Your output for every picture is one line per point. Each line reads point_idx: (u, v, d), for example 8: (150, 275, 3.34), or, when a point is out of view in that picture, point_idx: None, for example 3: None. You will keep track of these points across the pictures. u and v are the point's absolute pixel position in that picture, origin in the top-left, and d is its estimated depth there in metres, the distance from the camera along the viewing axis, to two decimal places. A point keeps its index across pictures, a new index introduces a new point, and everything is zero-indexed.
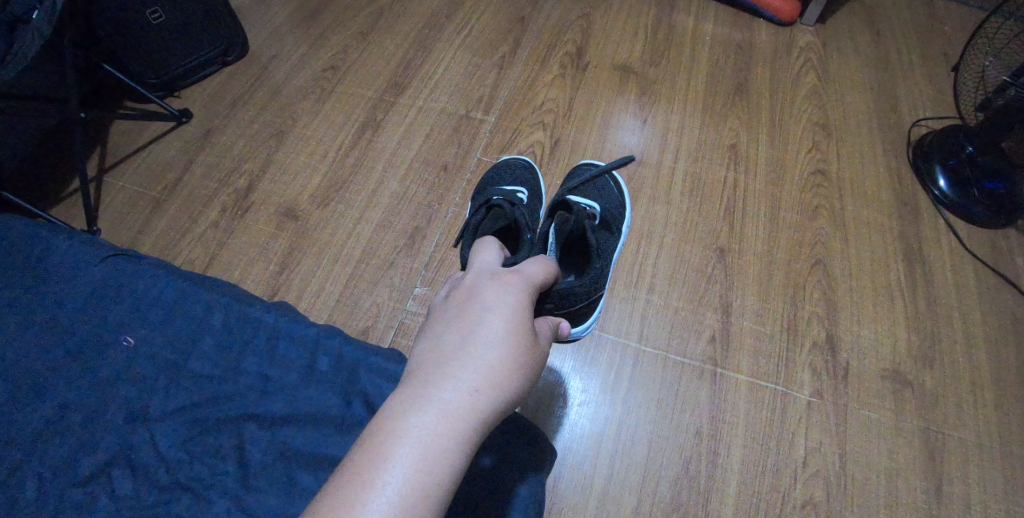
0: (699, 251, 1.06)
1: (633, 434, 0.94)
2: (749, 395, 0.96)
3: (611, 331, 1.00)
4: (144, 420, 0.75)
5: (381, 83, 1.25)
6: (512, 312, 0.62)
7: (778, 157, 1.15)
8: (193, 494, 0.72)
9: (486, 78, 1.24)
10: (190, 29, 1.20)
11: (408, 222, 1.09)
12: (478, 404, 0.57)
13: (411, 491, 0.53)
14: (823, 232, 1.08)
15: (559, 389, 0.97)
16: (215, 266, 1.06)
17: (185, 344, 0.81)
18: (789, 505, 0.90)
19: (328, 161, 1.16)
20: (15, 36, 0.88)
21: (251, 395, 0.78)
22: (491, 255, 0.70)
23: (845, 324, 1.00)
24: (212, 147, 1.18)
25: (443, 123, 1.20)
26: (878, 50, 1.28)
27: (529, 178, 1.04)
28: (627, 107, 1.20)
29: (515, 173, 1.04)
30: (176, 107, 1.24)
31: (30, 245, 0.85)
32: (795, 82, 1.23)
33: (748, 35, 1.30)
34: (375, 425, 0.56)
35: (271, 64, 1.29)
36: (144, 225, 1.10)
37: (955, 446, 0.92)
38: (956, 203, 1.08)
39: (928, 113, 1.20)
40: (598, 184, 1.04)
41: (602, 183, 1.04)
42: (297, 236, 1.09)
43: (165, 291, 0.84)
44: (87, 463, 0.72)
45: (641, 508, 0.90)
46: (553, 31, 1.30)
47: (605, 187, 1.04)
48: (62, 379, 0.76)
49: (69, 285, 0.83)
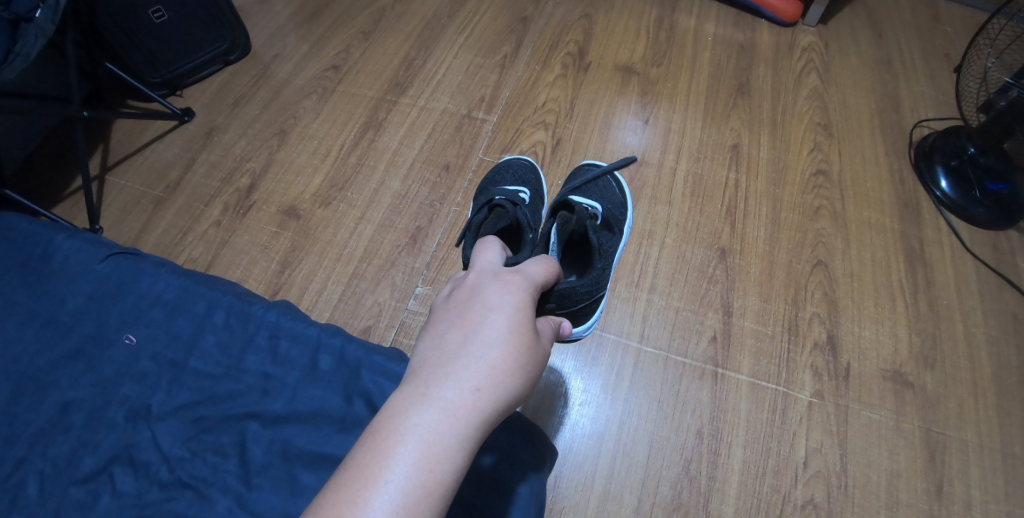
0: (701, 252, 1.06)
1: (634, 434, 0.94)
2: (750, 396, 0.96)
3: (612, 332, 1.00)
4: (147, 418, 0.75)
5: (383, 83, 1.25)
6: (514, 312, 0.62)
7: (780, 157, 1.15)
8: (194, 492, 0.72)
9: (488, 78, 1.25)
10: (192, 28, 1.20)
11: (410, 222, 1.10)
12: (480, 403, 0.57)
13: (412, 489, 0.53)
14: (825, 233, 1.08)
15: (560, 389, 0.97)
16: (217, 265, 1.06)
17: (187, 342, 0.81)
18: (789, 505, 0.90)
19: (330, 161, 1.16)
20: (18, 35, 0.88)
21: (253, 394, 0.78)
22: (493, 254, 0.70)
23: (846, 324, 1.01)
24: (214, 146, 1.18)
25: (444, 123, 1.20)
26: (880, 50, 1.28)
27: (531, 179, 1.05)
28: (629, 107, 1.21)
29: (517, 173, 1.04)
30: (178, 106, 1.24)
31: (33, 244, 0.85)
32: (797, 83, 1.23)
33: (750, 36, 1.30)
34: (376, 423, 0.56)
35: (273, 63, 1.29)
36: (146, 224, 1.10)
37: (956, 447, 0.92)
38: (957, 205, 1.09)
39: (930, 114, 1.20)
40: (600, 185, 1.04)
41: (604, 183, 1.05)
42: (299, 235, 1.09)
43: (168, 289, 0.84)
44: (88, 461, 0.73)
45: (641, 508, 0.90)
46: (554, 32, 1.30)
47: (607, 187, 1.04)
48: (64, 377, 0.77)
49: (72, 285, 0.83)
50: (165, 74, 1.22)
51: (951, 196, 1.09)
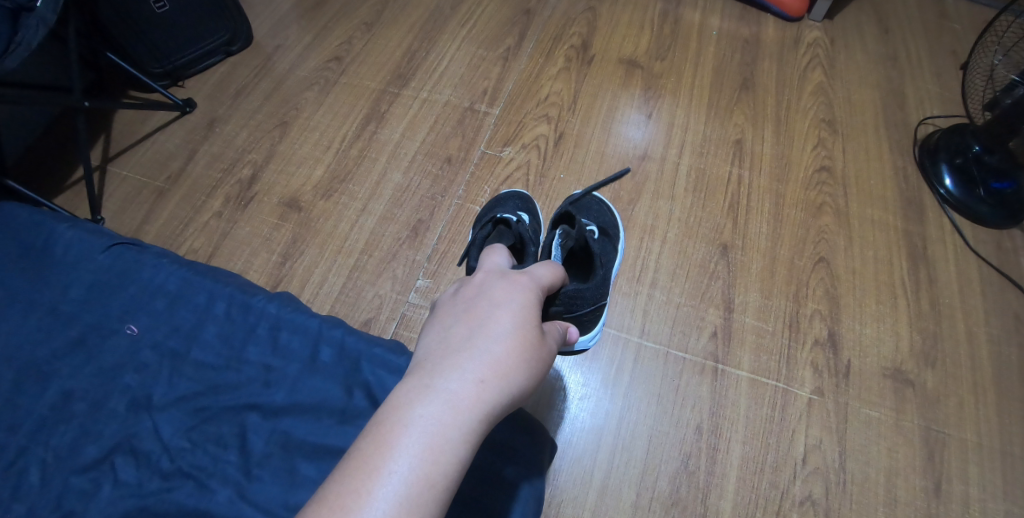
0: (702, 248, 1.06)
1: (633, 428, 0.94)
2: (749, 392, 0.96)
3: (614, 326, 1.00)
4: (148, 408, 0.76)
5: (385, 74, 1.24)
6: (519, 308, 0.62)
7: (784, 153, 1.14)
8: (195, 482, 0.72)
9: (490, 71, 1.24)
10: (193, 18, 1.20)
11: (411, 214, 1.09)
12: (483, 395, 0.57)
13: (416, 480, 0.53)
14: (826, 229, 1.07)
15: (559, 383, 0.97)
16: (218, 256, 1.06)
17: (188, 333, 0.81)
18: (788, 502, 0.90)
19: (331, 153, 1.16)
20: (19, 25, 0.87)
21: (253, 386, 0.78)
22: (500, 258, 0.71)
23: (847, 321, 1.00)
24: (216, 136, 1.18)
25: (446, 116, 1.19)
26: (887, 46, 1.27)
27: (527, 199, 1.02)
28: (633, 102, 1.20)
29: (515, 198, 1.01)
30: (179, 95, 1.24)
31: (35, 234, 0.85)
32: (802, 77, 1.22)
33: (756, 30, 1.29)
34: (380, 415, 0.56)
35: (275, 54, 1.28)
36: (148, 214, 1.10)
37: (955, 445, 0.92)
38: (962, 203, 1.08)
39: (936, 111, 1.19)
40: (592, 204, 1.04)
41: (595, 203, 1.04)
42: (300, 226, 1.09)
43: (170, 279, 0.85)
44: (91, 450, 0.73)
45: (640, 503, 0.90)
46: (559, 24, 1.29)
47: (598, 207, 1.04)
48: (65, 367, 0.77)
49: (74, 274, 0.83)
50: (165, 63, 1.21)
51: (955, 195, 1.08)
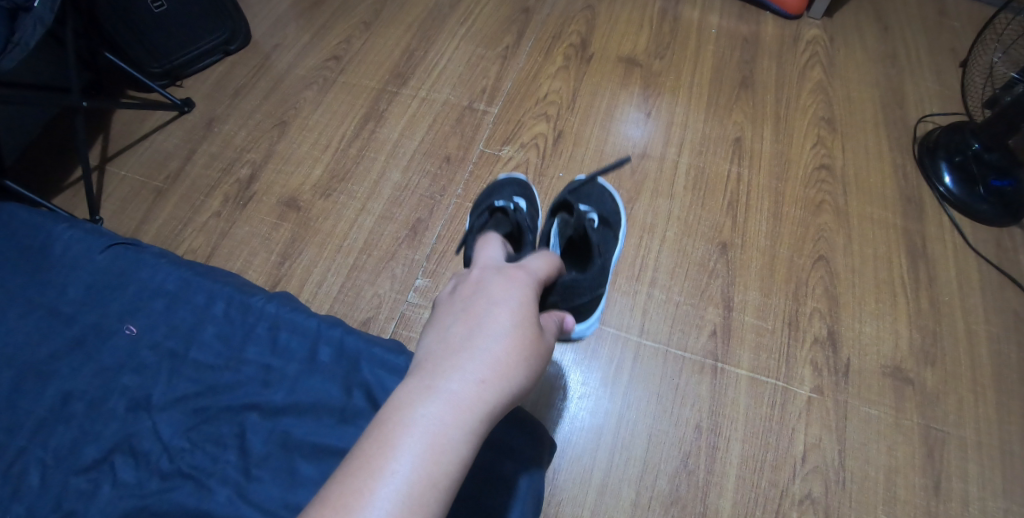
0: (702, 246, 1.06)
1: (632, 426, 0.94)
2: (749, 390, 0.96)
3: (613, 324, 1.00)
4: (147, 408, 0.76)
5: (384, 73, 1.24)
6: (518, 306, 0.62)
7: (783, 151, 1.14)
8: (195, 482, 0.72)
9: (489, 70, 1.24)
10: (191, 17, 1.20)
11: (410, 214, 1.09)
12: (483, 395, 0.57)
13: (418, 480, 0.53)
14: (825, 227, 1.07)
15: (559, 382, 0.97)
16: (217, 256, 1.06)
17: (187, 333, 0.81)
18: (788, 501, 0.90)
19: (329, 152, 1.16)
20: (17, 25, 0.87)
21: (253, 385, 0.78)
22: (496, 254, 0.71)
23: (846, 320, 1.00)
24: (215, 135, 1.18)
25: (445, 115, 1.19)
26: (886, 44, 1.27)
27: (526, 186, 1.01)
28: (632, 100, 1.20)
29: (513, 185, 1.00)
30: (178, 95, 1.24)
31: (34, 235, 0.85)
32: (801, 75, 1.22)
33: (755, 28, 1.29)
34: (381, 416, 0.56)
35: (274, 53, 1.28)
36: (147, 214, 1.10)
37: (954, 443, 0.92)
38: (962, 201, 1.08)
39: (936, 109, 1.19)
40: (593, 190, 1.02)
41: (596, 191, 1.02)
42: (300, 226, 1.09)
43: (168, 279, 0.85)
44: (90, 450, 0.73)
45: (640, 502, 0.90)
46: (557, 22, 1.29)
47: (599, 194, 1.02)
48: (64, 368, 0.77)
49: (72, 275, 0.83)
50: (163, 63, 1.21)
51: (955, 192, 1.08)
